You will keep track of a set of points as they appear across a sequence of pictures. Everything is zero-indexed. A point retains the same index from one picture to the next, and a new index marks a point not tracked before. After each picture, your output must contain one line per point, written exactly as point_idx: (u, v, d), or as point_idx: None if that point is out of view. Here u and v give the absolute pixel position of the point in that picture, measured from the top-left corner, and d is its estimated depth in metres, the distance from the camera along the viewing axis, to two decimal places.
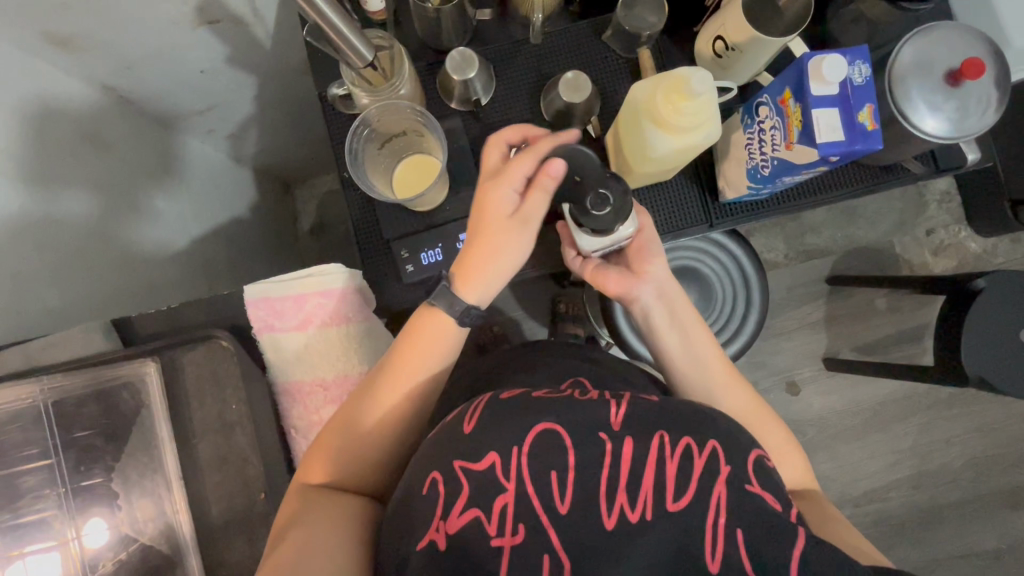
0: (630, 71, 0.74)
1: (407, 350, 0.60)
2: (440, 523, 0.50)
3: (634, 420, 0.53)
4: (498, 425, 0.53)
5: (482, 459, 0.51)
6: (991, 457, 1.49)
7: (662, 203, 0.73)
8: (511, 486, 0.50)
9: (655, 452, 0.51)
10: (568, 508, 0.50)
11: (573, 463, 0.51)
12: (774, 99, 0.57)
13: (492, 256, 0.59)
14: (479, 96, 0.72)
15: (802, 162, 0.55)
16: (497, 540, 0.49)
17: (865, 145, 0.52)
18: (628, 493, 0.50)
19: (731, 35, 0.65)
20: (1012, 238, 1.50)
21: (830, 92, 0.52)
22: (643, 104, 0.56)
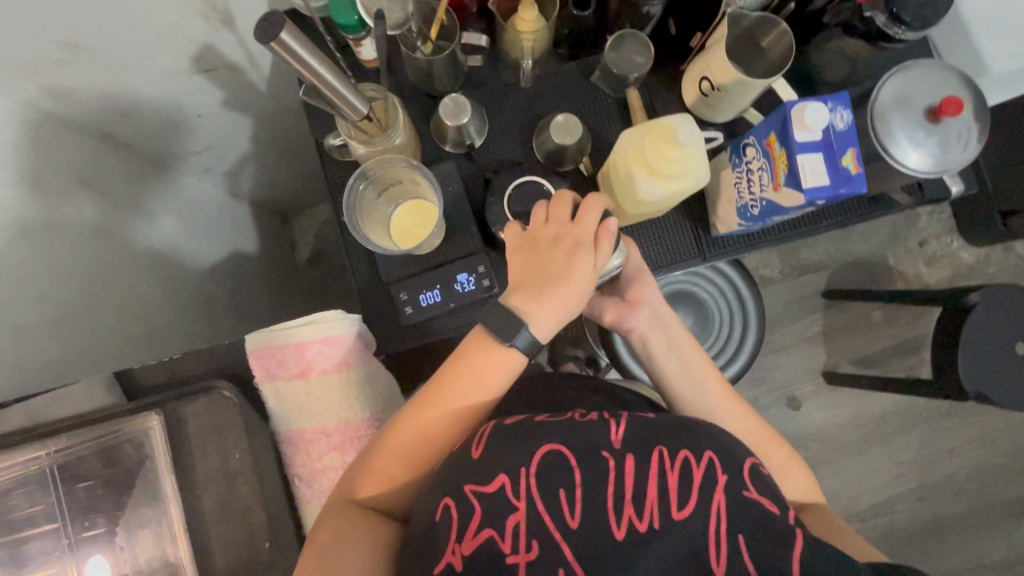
0: (619, 110, 0.76)
1: (454, 378, 0.58)
2: (456, 545, 0.50)
3: (633, 437, 0.53)
4: (505, 449, 0.53)
5: (492, 480, 0.51)
6: (995, 466, 1.49)
7: (655, 238, 0.74)
8: (521, 505, 0.50)
9: (654, 467, 0.51)
10: (578, 522, 0.50)
11: (579, 480, 0.51)
12: (761, 142, 0.58)
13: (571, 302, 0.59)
14: (473, 139, 0.73)
15: (789, 204, 0.56)
16: (513, 557, 0.49)
17: (849, 188, 0.53)
18: (635, 504, 0.50)
19: (715, 76, 0.67)
20: (1004, 247, 1.52)
21: (813, 138, 0.53)
22: (634, 152, 0.58)
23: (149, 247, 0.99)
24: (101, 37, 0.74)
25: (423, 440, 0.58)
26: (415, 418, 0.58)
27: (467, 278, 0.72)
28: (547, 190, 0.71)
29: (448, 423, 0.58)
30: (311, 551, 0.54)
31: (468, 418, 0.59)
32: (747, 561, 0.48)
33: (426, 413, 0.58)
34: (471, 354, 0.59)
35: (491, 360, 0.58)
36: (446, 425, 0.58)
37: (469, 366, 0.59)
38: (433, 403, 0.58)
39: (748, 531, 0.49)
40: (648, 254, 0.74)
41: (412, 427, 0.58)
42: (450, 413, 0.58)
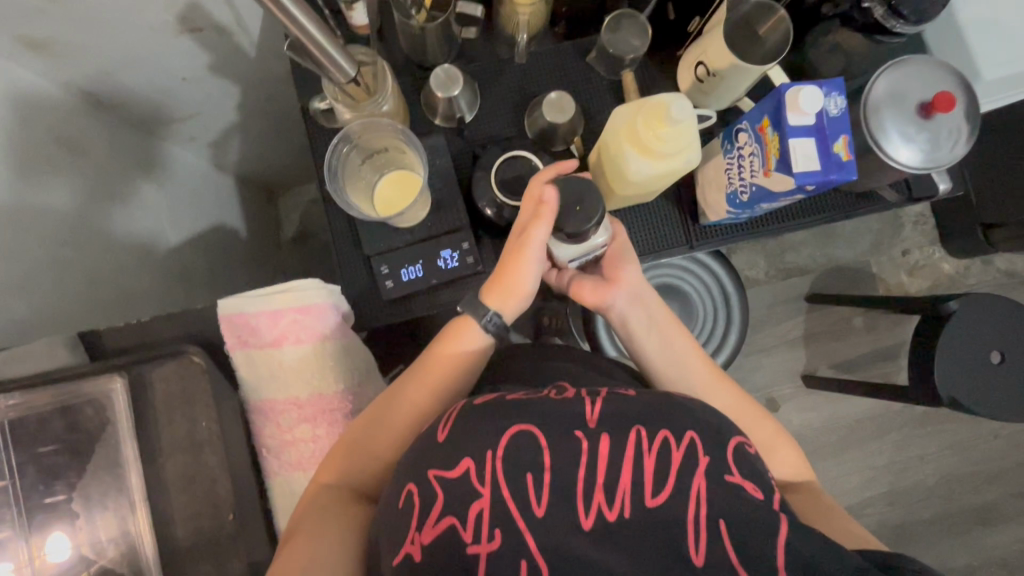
0: (613, 92, 0.75)
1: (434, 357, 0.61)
2: (416, 534, 0.49)
3: (610, 418, 0.52)
4: (472, 432, 0.52)
5: (456, 466, 0.50)
6: (963, 474, 1.52)
7: (642, 224, 0.74)
8: (485, 491, 0.49)
9: (632, 447, 0.50)
10: (544, 511, 0.48)
11: (550, 463, 0.50)
12: (753, 126, 0.58)
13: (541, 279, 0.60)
14: (462, 113, 0.72)
15: (780, 190, 0.56)
16: (474, 547, 0.47)
17: (840, 175, 0.52)
18: (606, 490, 0.49)
19: (713, 61, 0.66)
20: (984, 260, 1.54)
21: (806, 122, 0.53)
22: (625, 129, 0.56)
23: (126, 212, 0.96)
24: None
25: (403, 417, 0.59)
26: (394, 394, 0.60)
27: (451, 254, 0.70)
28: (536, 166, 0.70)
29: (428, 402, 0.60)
30: (290, 540, 0.53)
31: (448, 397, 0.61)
32: (726, 550, 0.47)
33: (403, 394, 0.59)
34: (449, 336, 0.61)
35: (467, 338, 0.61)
36: (424, 401, 0.60)
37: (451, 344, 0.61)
38: (412, 379, 0.60)
39: (729, 516, 0.48)
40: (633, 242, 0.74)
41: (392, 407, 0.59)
42: (429, 389, 0.60)
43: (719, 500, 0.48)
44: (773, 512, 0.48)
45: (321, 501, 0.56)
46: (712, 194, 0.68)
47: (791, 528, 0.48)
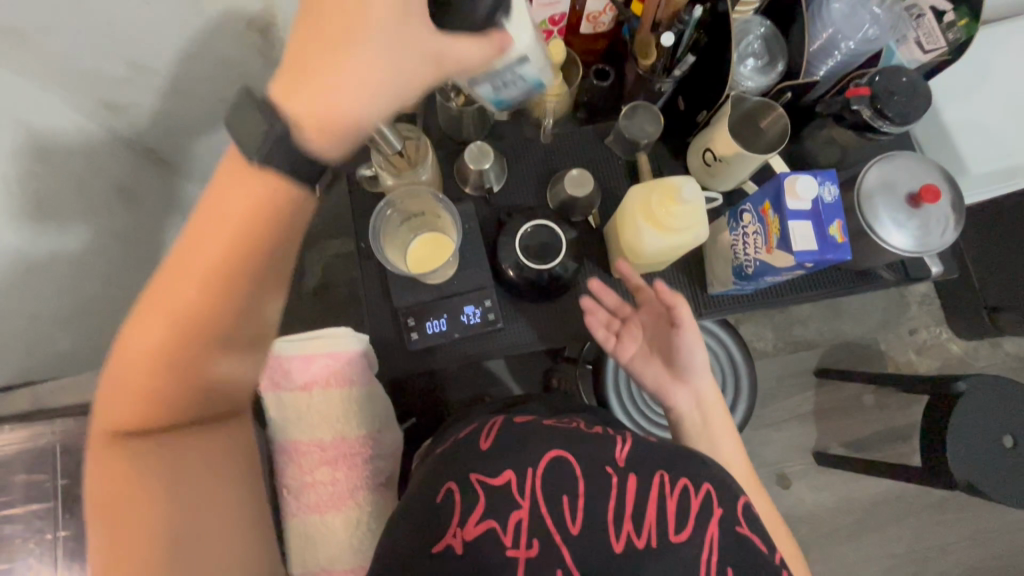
0: (628, 171, 0.83)
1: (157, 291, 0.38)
2: (457, 529, 0.50)
3: (637, 458, 0.54)
4: (514, 446, 0.54)
5: (499, 474, 0.52)
6: (987, 567, 1.46)
7: (654, 291, 0.78)
8: (525, 503, 0.51)
9: (655, 489, 0.52)
10: (578, 529, 0.50)
11: (583, 490, 0.51)
12: (756, 208, 0.64)
13: (334, 103, 0.35)
14: (491, 184, 0.79)
15: (780, 265, 0.60)
16: (512, 551, 0.49)
17: (836, 255, 0.57)
18: (634, 522, 0.51)
19: (718, 148, 0.73)
20: (992, 342, 1.56)
21: (803, 208, 0.58)
22: (639, 205, 0.62)
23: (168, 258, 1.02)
24: None
25: (173, 378, 0.41)
26: (173, 354, 0.40)
27: (473, 309, 0.75)
28: (559, 234, 0.75)
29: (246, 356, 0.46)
30: (144, 541, 0.42)
31: (272, 331, 0.47)
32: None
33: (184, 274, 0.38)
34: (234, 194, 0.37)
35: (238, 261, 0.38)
36: (216, 303, 0.39)
37: (256, 275, 0.40)
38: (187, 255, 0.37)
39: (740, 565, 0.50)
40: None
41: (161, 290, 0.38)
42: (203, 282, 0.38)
43: (732, 550, 0.51)
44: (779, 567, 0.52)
45: (132, 500, 0.42)
46: (721, 267, 0.73)
47: None
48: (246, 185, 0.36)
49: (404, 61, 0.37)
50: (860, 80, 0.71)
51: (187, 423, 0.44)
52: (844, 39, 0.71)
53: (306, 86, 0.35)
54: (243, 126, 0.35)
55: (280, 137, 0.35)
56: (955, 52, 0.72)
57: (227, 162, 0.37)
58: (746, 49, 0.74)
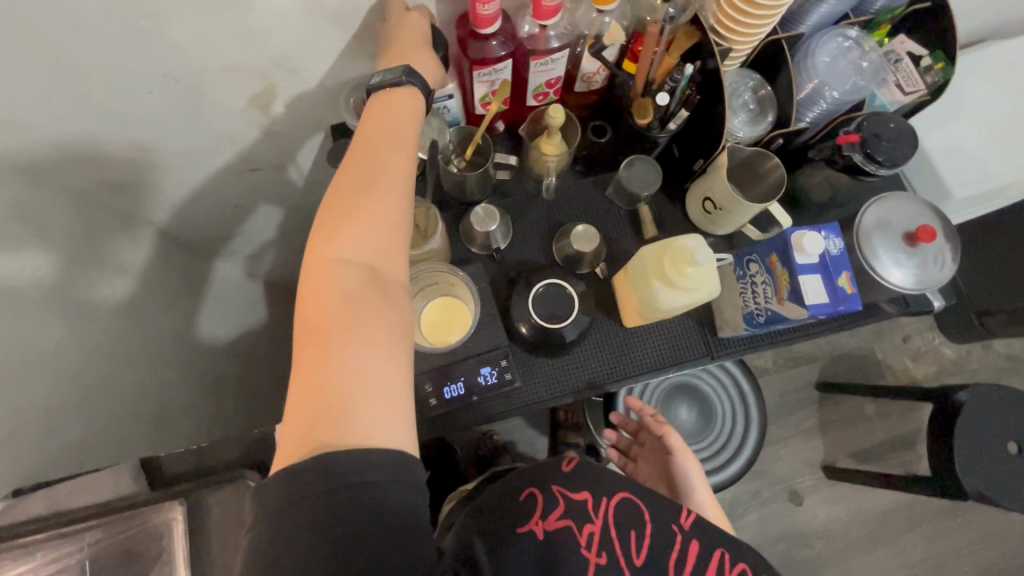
0: (630, 221, 0.84)
1: (336, 200, 0.53)
2: (539, 521, 0.58)
3: (705, 527, 0.63)
4: (596, 477, 0.65)
5: (578, 492, 0.63)
6: (1001, 568, 1.47)
7: (667, 337, 0.80)
8: (598, 520, 0.60)
9: (713, 553, 0.61)
10: (642, 560, 0.59)
11: (650, 532, 0.61)
12: (764, 259, 0.66)
13: (419, 56, 0.64)
14: (499, 244, 0.81)
15: (793, 316, 0.62)
16: (585, 551, 0.57)
17: (847, 306, 0.59)
18: (688, 572, 0.60)
19: (717, 199, 0.76)
20: (983, 344, 1.60)
21: (811, 261, 0.60)
22: (652, 266, 0.64)
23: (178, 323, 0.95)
24: (167, 141, 0.81)
25: (356, 201, 0.52)
26: (338, 210, 0.52)
27: (490, 371, 0.75)
28: (569, 292, 0.76)
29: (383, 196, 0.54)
30: (329, 354, 0.46)
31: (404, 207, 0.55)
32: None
33: (363, 150, 0.56)
34: (382, 103, 0.60)
35: (389, 115, 0.59)
36: (378, 158, 0.55)
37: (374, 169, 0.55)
38: (367, 136, 0.57)
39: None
40: (648, 358, 0.79)
41: (345, 194, 0.53)
42: (379, 123, 0.58)
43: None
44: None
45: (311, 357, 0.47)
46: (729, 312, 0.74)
47: None
48: (397, 96, 0.60)
49: (415, 116, 0.61)
50: (848, 126, 0.74)
51: (348, 276, 0.50)
52: (830, 88, 0.75)
53: (400, 120, 0.59)
54: (389, 73, 0.61)
55: (408, 68, 0.62)
56: (935, 93, 0.75)
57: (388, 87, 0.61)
58: (737, 99, 0.78)
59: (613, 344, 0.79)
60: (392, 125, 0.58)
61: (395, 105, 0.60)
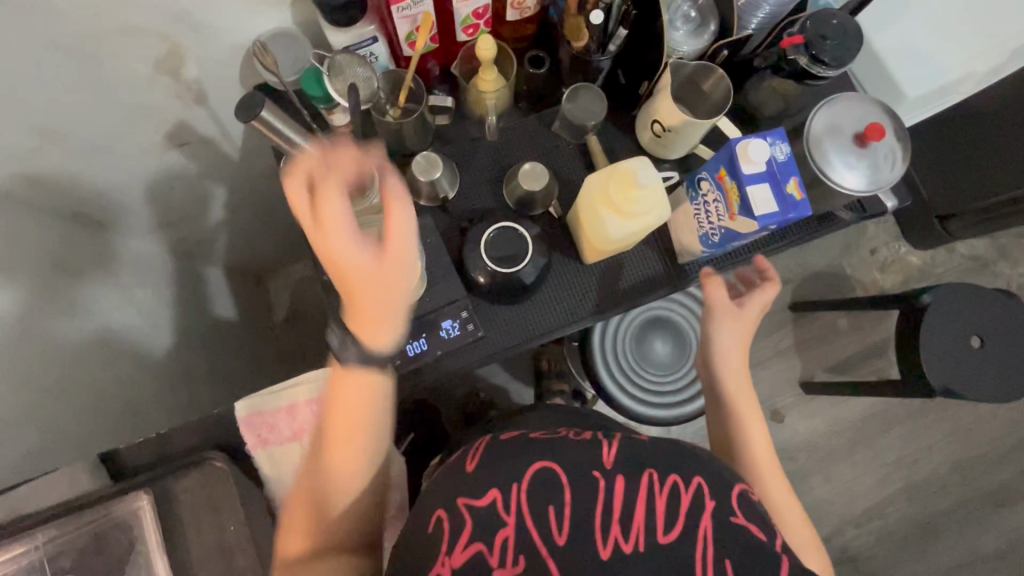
0: (582, 155, 0.81)
1: (339, 404, 0.59)
2: (445, 558, 0.52)
3: (624, 459, 0.56)
4: (502, 464, 0.56)
5: (483, 496, 0.54)
6: (972, 456, 1.55)
7: (628, 272, 0.78)
8: (511, 519, 0.52)
9: (644, 487, 0.54)
10: (565, 538, 0.51)
11: (568, 499, 0.53)
12: (713, 176, 0.64)
13: (389, 289, 0.54)
14: (446, 192, 0.77)
15: (746, 231, 0.61)
16: (499, 570, 0.51)
17: (797, 213, 0.58)
18: (623, 527, 0.52)
19: (665, 120, 0.73)
20: (947, 248, 1.63)
21: (757, 170, 0.58)
22: (599, 196, 0.62)
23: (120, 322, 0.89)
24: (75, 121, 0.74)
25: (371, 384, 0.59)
26: (354, 380, 0.59)
27: (452, 323, 0.74)
28: (524, 234, 0.73)
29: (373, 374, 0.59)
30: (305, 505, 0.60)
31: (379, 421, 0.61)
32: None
33: (363, 297, 0.54)
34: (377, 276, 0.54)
35: (373, 291, 0.54)
36: (373, 302, 0.54)
37: (366, 330, 0.56)
38: (368, 287, 0.54)
39: (735, 556, 0.51)
40: (612, 291, 0.78)
41: (360, 374, 0.58)
42: (374, 261, 0.53)
43: (726, 540, 0.51)
44: (777, 556, 0.51)
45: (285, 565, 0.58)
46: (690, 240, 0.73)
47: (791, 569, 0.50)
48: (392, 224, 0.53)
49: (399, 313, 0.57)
50: (791, 28, 0.71)
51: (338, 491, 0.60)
52: None
53: (371, 308, 0.55)
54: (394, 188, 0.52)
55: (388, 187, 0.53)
56: None
57: (397, 193, 0.52)
58: (676, 13, 0.74)
59: (576, 282, 0.78)
60: (379, 283, 0.54)
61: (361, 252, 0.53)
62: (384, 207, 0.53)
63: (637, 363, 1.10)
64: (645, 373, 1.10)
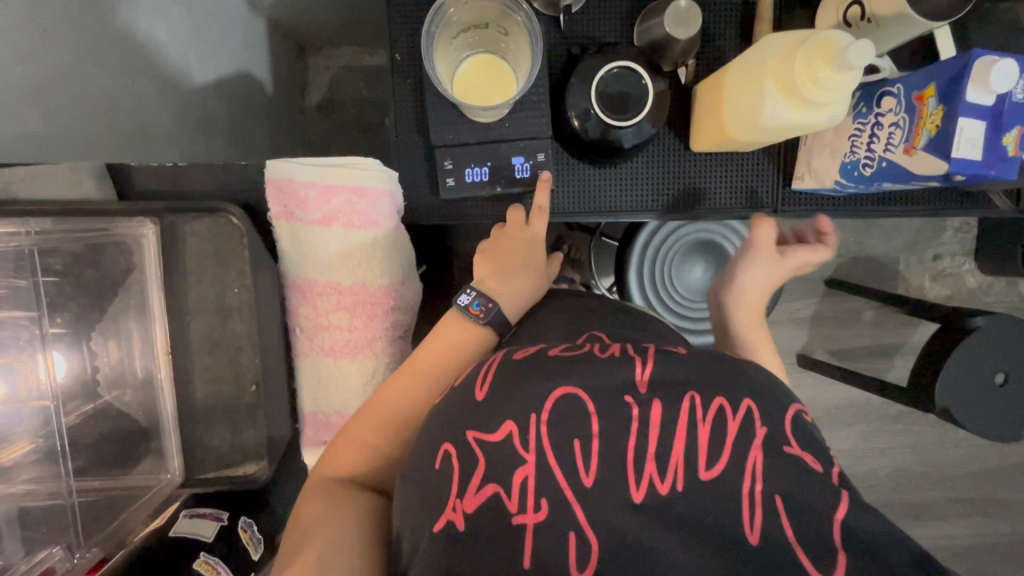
0: (740, 17, 0.65)
1: (435, 342, 0.58)
2: (457, 502, 0.42)
3: (660, 384, 0.45)
4: (511, 396, 0.45)
5: (498, 428, 0.43)
6: (918, 472, 1.48)
7: (735, 179, 0.67)
8: (531, 456, 0.42)
9: (684, 416, 0.43)
10: (593, 481, 0.41)
11: (597, 431, 0.43)
12: (910, 93, 0.51)
13: (531, 284, 0.64)
14: (569, 4, 0.62)
15: (919, 172, 0.51)
16: (519, 518, 0.40)
17: (999, 172, 0.47)
18: (658, 461, 0.42)
19: (873, 4, 0.56)
20: (1009, 280, 1.45)
21: (983, 101, 0.46)
22: (774, 62, 0.49)
23: (142, 34, 0.74)
24: None
25: (452, 354, 0.58)
26: (427, 374, 0.57)
27: (523, 162, 0.64)
28: (647, 84, 0.60)
29: (495, 283, 0.62)
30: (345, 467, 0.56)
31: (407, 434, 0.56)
32: (791, 541, 0.38)
33: (512, 275, 0.63)
34: (519, 277, 0.63)
35: (532, 261, 0.64)
36: (519, 274, 0.63)
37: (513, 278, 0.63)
38: (507, 265, 0.63)
39: (789, 493, 0.40)
40: (704, 193, 0.67)
41: (438, 347, 0.58)
42: (516, 264, 0.64)
43: (779, 474, 0.41)
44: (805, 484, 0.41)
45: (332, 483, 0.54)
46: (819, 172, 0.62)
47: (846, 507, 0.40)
48: (521, 236, 0.65)
49: (525, 252, 0.64)
50: None
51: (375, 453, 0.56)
52: None
53: (514, 280, 0.63)
54: (541, 200, 0.64)
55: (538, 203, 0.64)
56: None
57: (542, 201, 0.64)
58: None
59: (671, 168, 0.67)
60: (522, 276, 0.63)
61: (515, 262, 0.64)
62: (519, 245, 0.64)
63: (673, 279, 0.95)
64: (678, 288, 0.95)
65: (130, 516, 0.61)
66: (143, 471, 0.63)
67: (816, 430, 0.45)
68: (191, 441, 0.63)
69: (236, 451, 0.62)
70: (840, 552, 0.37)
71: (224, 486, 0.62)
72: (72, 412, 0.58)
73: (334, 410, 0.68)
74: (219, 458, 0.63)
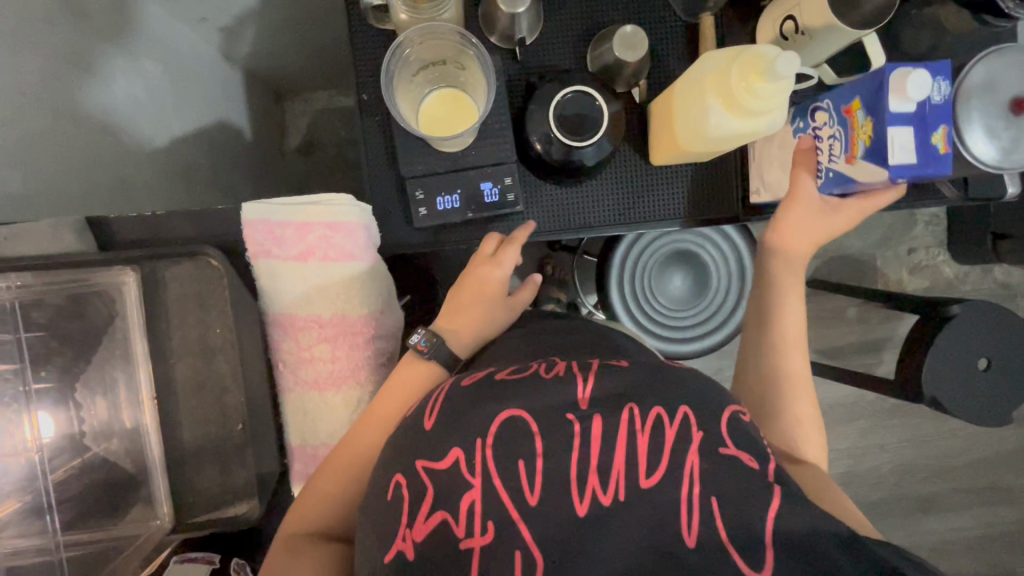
0: (686, 36, 0.69)
1: (393, 386, 0.59)
2: (406, 531, 0.44)
3: (603, 398, 0.46)
4: (459, 420, 0.47)
5: (445, 456, 0.45)
6: (920, 465, 1.48)
7: (697, 190, 0.70)
8: (477, 481, 0.44)
9: (624, 429, 0.44)
10: (537, 499, 0.42)
11: (540, 450, 0.44)
12: (838, 107, 0.56)
13: (488, 318, 0.65)
14: (523, 36, 0.65)
15: (862, 178, 0.54)
16: (466, 542, 0.42)
17: (936, 169, 0.50)
18: (600, 474, 0.43)
19: (805, 17, 0.60)
20: (984, 268, 1.49)
21: (905, 108, 0.50)
22: (713, 76, 0.52)
23: (118, 93, 0.77)
24: None
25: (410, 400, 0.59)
26: (384, 418, 0.58)
27: (492, 187, 0.67)
28: (600, 106, 0.63)
29: (448, 322, 0.65)
30: (309, 516, 0.56)
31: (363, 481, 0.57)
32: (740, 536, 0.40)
33: (466, 310, 0.65)
34: (476, 311, 0.65)
35: (488, 294, 0.65)
36: (477, 310, 0.65)
37: (462, 316, 0.65)
38: (467, 299, 0.65)
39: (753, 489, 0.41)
40: (665, 204, 0.70)
41: (395, 391, 0.59)
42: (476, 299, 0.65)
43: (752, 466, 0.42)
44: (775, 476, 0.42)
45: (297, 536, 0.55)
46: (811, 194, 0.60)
47: (781, 502, 0.41)
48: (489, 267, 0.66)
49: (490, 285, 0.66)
50: None
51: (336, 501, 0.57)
52: None
53: (467, 316, 0.65)
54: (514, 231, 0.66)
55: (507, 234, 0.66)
56: None
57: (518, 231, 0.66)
58: None
59: (633, 184, 0.70)
60: (475, 310, 0.65)
61: (472, 295, 0.65)
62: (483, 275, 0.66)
63: (653, 290, 0.97)
64: (658, 299, 0.97)
65: (124, 562, 0.61)
66: (133, 518, 0.62)
67: (755, 428, 0.46)
68: (180, 486, 0.62)
69: (226, 491, 0.62)
70: (768, 550, 0.39)
71: (214, 529, 0.62)
72: (59, 468, 0.60)
73: (322, 443, 0.69)
74: (209, 500, 0.63)
